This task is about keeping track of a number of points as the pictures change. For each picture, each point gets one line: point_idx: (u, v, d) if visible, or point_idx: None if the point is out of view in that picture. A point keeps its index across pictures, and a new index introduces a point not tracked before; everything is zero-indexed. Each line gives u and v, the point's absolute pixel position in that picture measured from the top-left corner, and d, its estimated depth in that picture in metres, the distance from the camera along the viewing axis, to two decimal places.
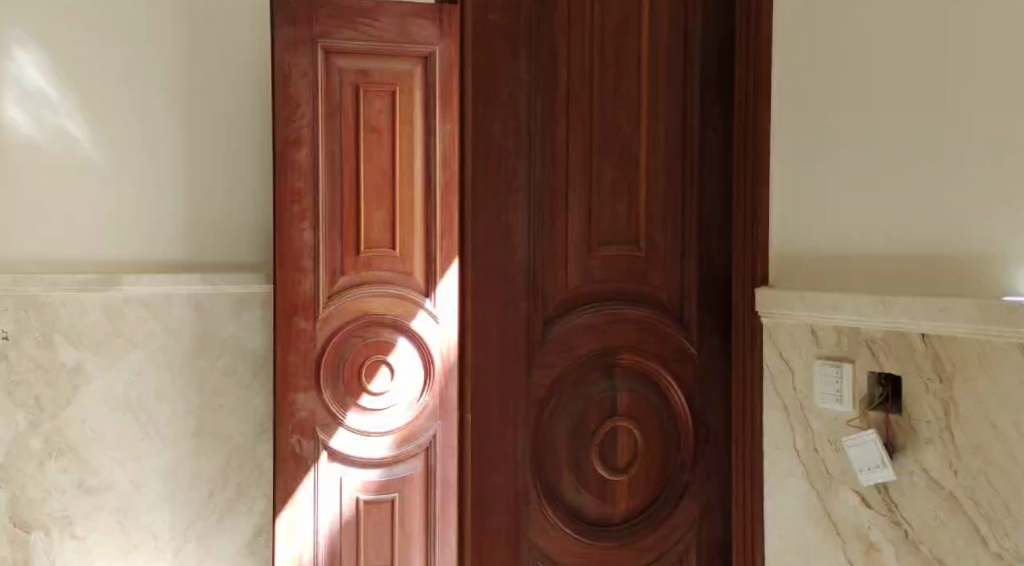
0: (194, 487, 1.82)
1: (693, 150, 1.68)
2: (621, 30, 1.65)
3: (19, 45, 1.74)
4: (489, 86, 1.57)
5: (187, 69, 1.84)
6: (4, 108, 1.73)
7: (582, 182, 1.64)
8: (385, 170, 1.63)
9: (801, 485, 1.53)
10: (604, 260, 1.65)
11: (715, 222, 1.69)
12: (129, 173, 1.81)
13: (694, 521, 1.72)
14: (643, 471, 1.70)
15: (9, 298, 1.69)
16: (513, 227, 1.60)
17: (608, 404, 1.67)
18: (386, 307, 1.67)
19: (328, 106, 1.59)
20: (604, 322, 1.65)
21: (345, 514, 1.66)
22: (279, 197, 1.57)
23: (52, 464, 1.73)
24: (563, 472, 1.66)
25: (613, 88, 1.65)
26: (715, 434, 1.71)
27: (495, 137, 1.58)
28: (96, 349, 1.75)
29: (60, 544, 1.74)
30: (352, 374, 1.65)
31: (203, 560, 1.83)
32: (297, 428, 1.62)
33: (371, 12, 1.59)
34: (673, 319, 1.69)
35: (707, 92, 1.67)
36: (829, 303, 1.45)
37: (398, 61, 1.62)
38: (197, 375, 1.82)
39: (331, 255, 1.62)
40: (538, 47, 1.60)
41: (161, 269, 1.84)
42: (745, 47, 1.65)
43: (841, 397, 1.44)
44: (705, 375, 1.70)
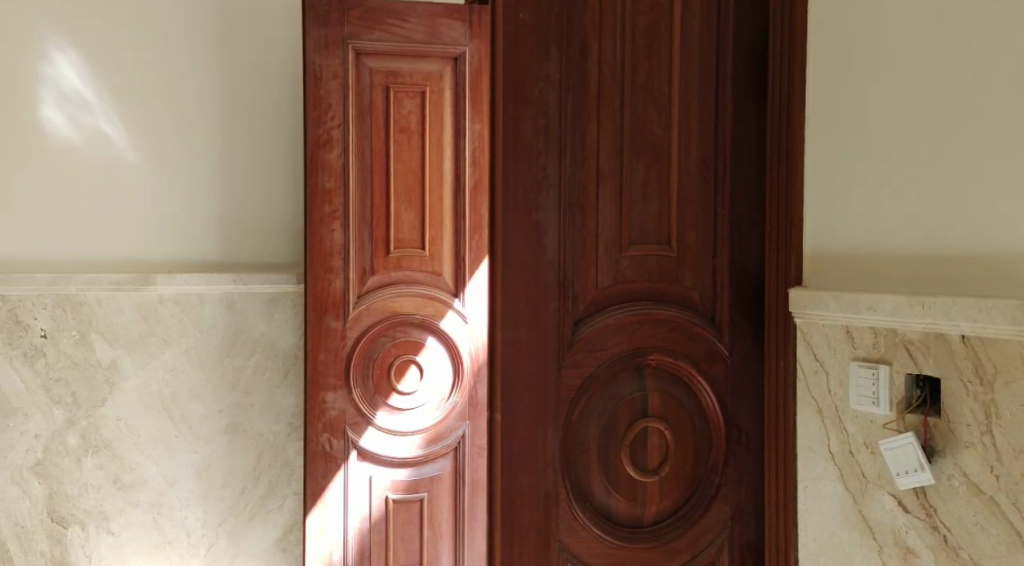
0: (225, 485, 1.84)
1: (725, 148, 1.66)
2: (651, 27, 1.64)
3: (58, 49, 1.78)
4: (519, 84, 1.59)
5: (220, 70, 1.86)
6: (44, 111, 1.78)
7: (613, 179, 1.64)
8: (414, 169, 1.59)
9: (835, 488, 1.51)
10: (633, 259, 1.65)
11: (748, 221, 1.67)
12: (164, 174, 1.84)
13: (725, 523, 1.70)
14: (673, 471, 1.68)
15: (47, 296, 1.73)
16: (543, 226, 1.61)
17: (638, 405, 1.67)
18: (415, 307, 1.61)
19: (359, 106, 1.57)
20: (633, 322, 1.65)
21: (374, 514, 1.62)
22: (311, 196, 1.55)
23: (88, 460, 1.76)
24: (592, 471, 1.66)
25: (644, 85, 1.64)
26: (747, 437, 1.69)
27: (525, 137, 1.60)
28: (131, 347, 1.78)
29: (95, 539, 1.77)
30: (381, 374, 1.61)
31: (236, 557, 1.85)
32: (329, 426, 1.59)
33: (401, 13, 1.56)
34: (705, 319, 1.68)
35: (739, 90, 1.66)
36: (865, 304, 1.43)
37: (427, 61, 1.58)
38: (228, 373, 1.84)
39: (360, 254, 1.59)
40: (568, 45, 1.61)
41: (194, 268, 1.87)
42: (779, 44, 1.63)
43: (877, 400, 1.42)
44: (736, 376, 1.68)
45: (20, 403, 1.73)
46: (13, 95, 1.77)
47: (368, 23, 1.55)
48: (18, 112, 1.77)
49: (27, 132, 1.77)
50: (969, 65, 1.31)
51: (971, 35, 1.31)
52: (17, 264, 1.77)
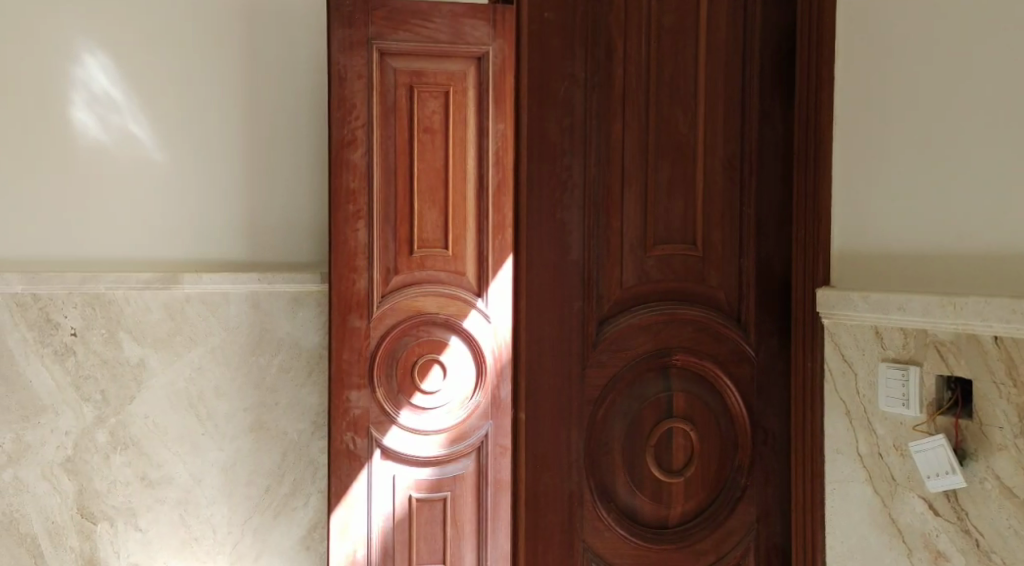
0: (251, 483, 1.85)
1: (752, 147, 1.65)
2: (676, 26, 1.63)
3: (88, 51, 1.81)
4: (545, 84, 1.58)
5: (245, 71, 1.88)
6: (74, 112, 1.81)
7: (638, 180, 1.63)
8: (437, 169, 1.63)
9: (864, 490, 1.49)
10: (659, 260, 1.63)
11: (775, 221, 1.65)
12: (191, 175, 1.86)
13: (750, 525, 1.68)
14: (699, 472, 1.67)
15: (77, 296, 1.75)
16: (568, 226, 1.60)
17: (664, 405, 1.65)
18: (438, 307, 1.68)
19: (383, 107, 1.59)
20: (657, 322, 1.63)
21: (397, 513, 1.68)
22: (335, 195, 1.57)
23: (117, 457, 1.79)
24: (617, 472, 1.65)
25: (669, 85, 1.63)
26: (774, 438, 1.67)
27: (550, 137, 1.59)
28: (158, 345, 1.80)
29: (124, 535, 1.79)
30: (404, 374, 1.65)
31: (261, 554, 1.87)
32: (352, 425, 1.61)
33: (426, 13, 1.60)
34: (730, 319, 1.66)
35: (765, 89, 1.64)
36: (895, 304, 1.40)
37: (451, 61, 1.63)
38: (253, 372, 1.85)
39: (384, 254, 1.62)
40: (594, 45, 1.60)
41: (220, 268, 1.88)
42: (806, 42, 1.61)
43: (908, 402, 1.40)
44: (763, 376, 1.67)
45: (51, 400, 1.76)
46: (43, 97, 1.79)
47: (393, 24, 1.57)
48: (49, 114, 1.80)
49: (58, 133, 1.80)
50: (1003, 62, 1.29)
51: (1004, 32, 1.29)
52: (47, 264, 1.80)
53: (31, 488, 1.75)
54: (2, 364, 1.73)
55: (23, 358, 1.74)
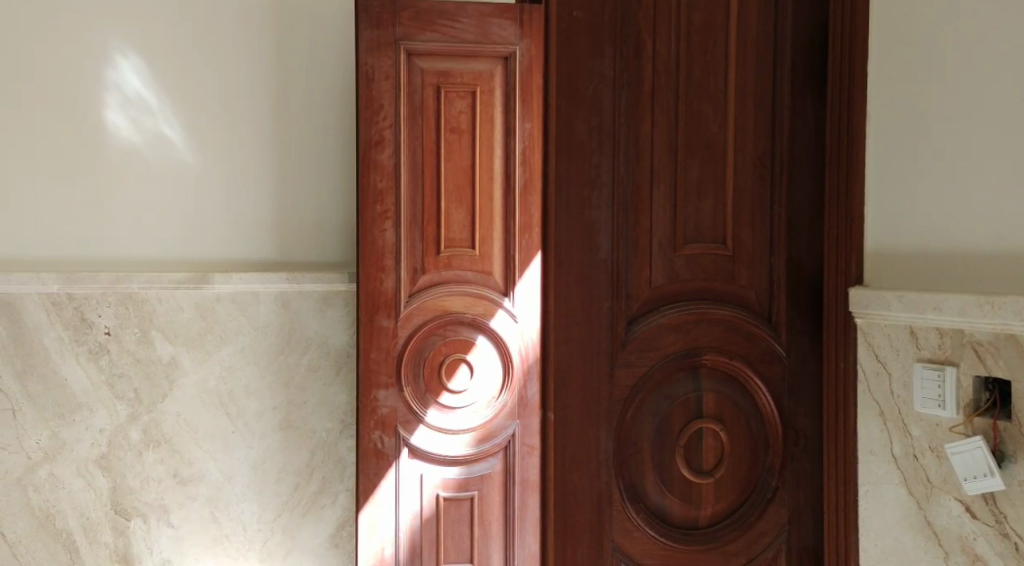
0: (280, 481, 1.87)
1: (784, 145, 1.62)
2: (706, 23, 1.61)
3: (121, 54, 1.84)
4: (574, 84, 1.58)
5: (275, 71, 1.89)
6: (107, 115, 1.84)
7: (667, 177, 1.62)
8: (464, 168, 1.60)
9: (898, 492, 1.47)
10: (689, 259, 1.62)
11: (806, 219, 1.61)
12: (221, 175, 1.88)
13: (782, 527, 1.65)
14: (730, 474, 1.64)
15: (112, 295, 1.78)
16: (597, 225, 1.60)
17: (693, 405, 1.63)
18: (465, 306, 1.63)
19: (411, 106, 1.58)
20: (686, 322, 1.62)
21: (425, 512, 1.64)
22: (363, 195, 1.57)
23: (149, 454, 1.81)
24: (646, 472, 1.64)
25: (699, 82, 1.61)
26: (807, 439, 1.64)
27: (579, 136, 1.59)
28: (190, 344, 1.82)
29: (156, 531, 1.82)
30: (432, 373, 1.64)
31: (291, 551, 1.88)
32: (380, 423, 1.62)
33: (452, 13, 1.58)
34: (762, 320, 1.63)
35: (797, 86, 1.61)
36: (929, 303, 1.39)
37: (478, 61, 1.60)
38: (282, 371, 1.87)
39: (411, 255, 1.61)
40: (623, 42, 1.59)
41: (249, 267, 1.90)
42: (840, 40, 1.59)
43: (944, 403, 1.38)
44: (795, 377, 1.63)
45: (85, 398, 1.79)
46: (78, 100, 1.83)
47: (419, 24, 1.57)
48: (84, 117, 1.83)
49: (93, 136, 1.84)
50: None
51: None
52: (83, 264, 1.83)
53: (67, 485, 1.78)
54: (39, 362, 1.77)
55: (58, 356, 1.77)
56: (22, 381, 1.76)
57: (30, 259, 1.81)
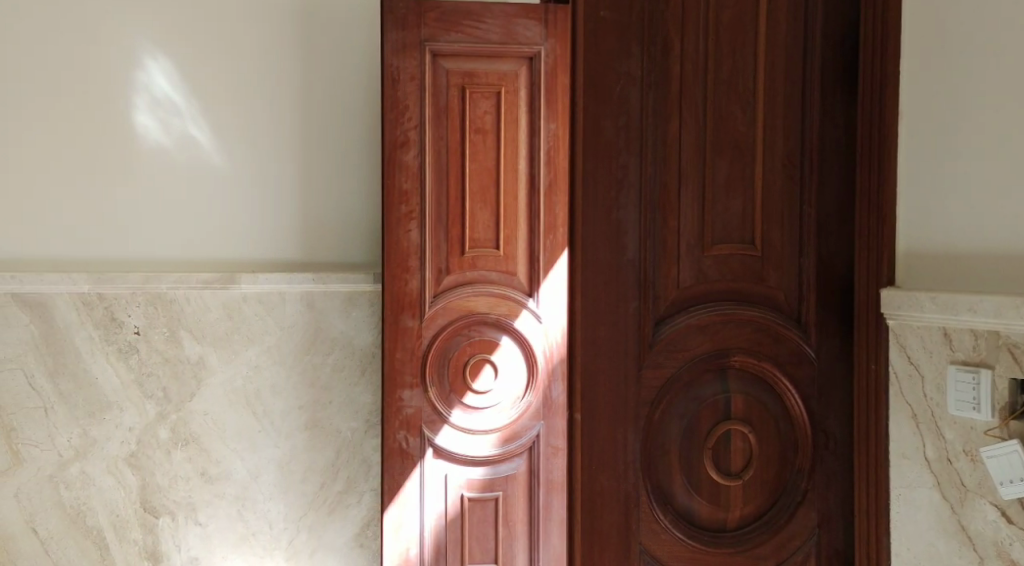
0: (306, 480, 1.88)
1: (813, 143, 1.49)
2: (735, 21, 1.49)
3: (150, 57, 1.86)
4: (600, 80, 1.47)
5: (302, 71, 1.91)
6: (137, 116, 1.86)
7: (695, 177, 1.49)
8: (488, 169, 1.72)
9: (931, 496, 1.42)
10: (718, 259, 1.49)
11: (836, 220, 1.49)
12: (249, 176, 1.90)
13: (813, 531, 1.51)
14: (758, 477, 1.51)
15: (141, 295, 1.80)
16: (625, 225, 1.47)
17: (721, 408, 1.51)
18: (489, 307, 1.75)
19: (436, 107, 1.69)
20: (714, 322, 1.49)
21: (449, 512, 1.76)
22: (389, 197, 1.67)
23: (177, 453, 1.83)
24: (673, 472, 1.51)
25: (727, 82, 1.49)
26: (835, 441, 1.51)
27: (606, 135, 1.47)
28: (217, 344, 1.84)
29: (184, 529, 1.84)
30: (456, 373, 1.75)
31: (316, 551, 1.89)
32: (405, 424, 1.72)
33: (476, 14, 1.68)
34: (789, 321, 1.50)
35: (828, 84, 1.48)
36: (965, 304, 1.34)
37: (503, 62, 1.71)
38: (307, 371, 1.88)
39: (436, 255, 1.72)
40: (650, 39, 1.48)
41: (275, 268, 1.91)
42: (870, 32, 1.47)
43: (979, 406, 1.34)
44: (824, 382, 1.50)
45: (116, 396, 1.81)
46: (108, 102, 1.85)
47: (446, 24, 1.67)
48: (114, 119, 1.86)
49: (123, 137, 1.86)
50: None
51: None
52: (114, 264, 1.86)
53: (97, 483, 1.80)
54: (70, 361, 1.79)
55: (89, 356, 1.79)
56: (54, 380, 1.78)
57: (62, 259, 1.84)
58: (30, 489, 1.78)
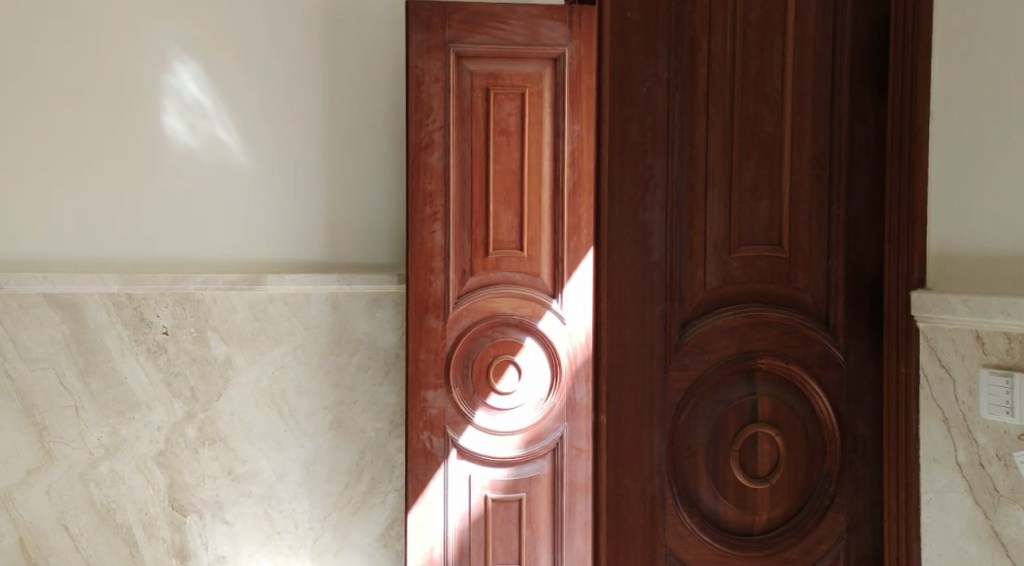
0: (331, 480, 1.90)
1: (841, 143, 1.42)
2: (763, 21, 1.43)
3: (179, 60, 1.89)
4: (626, 81, 1.43)
5: (328, 72, 1.93)
6: (166, 119, 1.89)
7: (723, 178, 1.44)
8: (512, 169, 1.75)
9: (962, 501, 1.35)
10: (744, 261, 1.44)
11: (865, 224, 1.42)
12: (275, 177, 1.92)
13: (840, 536, 1.45)
14: (787, 479, 1.46)
15: (169, 296, 1.83)
16: (650, 228, 1.44)
17: (748, 409, 1.45)
18: (513, 307, 1.78)
19: (460, 108, 1.73)
20: (744, 324, 1.44)
21: (473, 512, 1.78)
22: (414, 198, 1.72)
23: (205, 451, 1.85)
24: (699, 476, 1.46)
25: (754, 84, 1.44)
26: (865, 444, 1.45)
27: (633, 140, 1.44)
28: (243, 344, 1.86)
29: (211, 527, 1.86)
30: (480, 373, 1.78)
31: (340, 551, 1.90)
32: (429, 425, 1.76)
33: (501, 15, 1.71)
34: (818, 323, 1.44)
35: (856, 85, 1.41)
36: (998, 307, 1.28)
37: (527, 62, 1.73)
38: (332, 371, 1.89)
39: (460, 255, 1.75)
40: (676, 42, 1.44)
41: (301, 269, 1.94)
42: (902, 36, 1.39)
43: (1012, 410, 1.28)
44: (853, 386, 1.44)
45: (145, 396, 1.83)
46: (138, 105, 1.88)
47: (469, 27, 1.71)
48: (143, 121, 1.88)
49: (152, 139, 1.88)
50: None
51: None
52: (144, 264, 1.89)
53: (126, 480, 1.83)
54: (100, 361, 1.81)
55: (119, 356, 1.82)
56: (85, 379, 1.81)
57: (94, 260, 1.87)
58: (62, 487, 1.81)
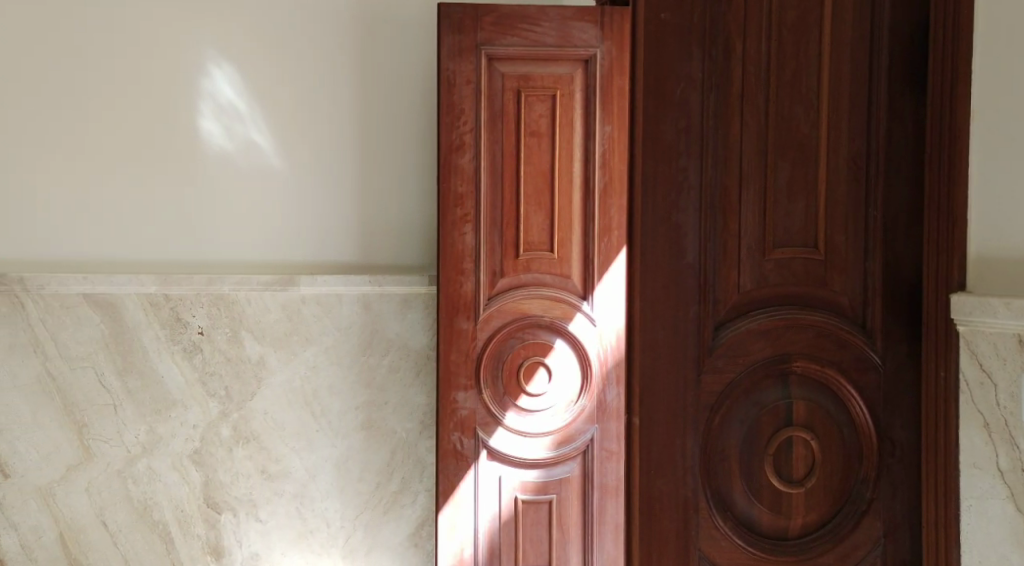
0: (363, 479, 1.93)
1: (879, 145, 1.30)
2: (799, 22, 1.32)
3: (215, 65, 1.92)
4: (659, 81, 1.32)
5: (362, 77, 1.97)
6: (202, 123, 1.92)
7: (758, 181, 1.33)
8: (543, 171, 1.75)
9: (1004, 509, 1.14)
10: (779, 264, 1.32)
11: (904, 226, 1.29)
12: (308, 180, 1.96)
13: (876, 544, 1.32)
14: (823, 486, 1.34)
15: (204, 297, 1.86)
16: (683, 230, 1.33)
17: (783, 412, 1.33)
18: (543, 308, 1.79)
19: (491, 112, 1.73)
20: (779, 327, 1.32)
21: (503, 512, 1.79)
22: (444, 201, 1.72)
23: (239, 450, 1.88)
24: (733, 480, 1.34)
25: (790, 84, 1.32)
26: (903, 450, 1.31)
27: (665, 141, 1.33)
28: (277, 344, 1.89)
29: (245, 525, 1.89)
30: (510, 374, 1.79)
31: (371, 549, 1.94)
32: (459, 426, 1.76)
33: (533, 18, 1.72)
34: (855, 326, 1.32)
35: (896, 86, 1.29)
36: None
37: (558, 65, 1.74)
38: (363, 371, 1.93)
39: (490, 258, 1.75)
40: (711, 42, 1.33)
41: (333, 270, 1.98)
42: (941, 27, 1.24)
43: None
44: (893, 396, 1.31)
45: (180, 395, 1.86)
46: (174, 107, 1.91)
47: (500, 28, 1.71)
48: (180, 124, 1.91)
49: (189, 142, 1.91)
50: None
51: None
52: (181, 266, 1.92)
53: (163, 478, 1.86)
54: (137, 361, 1.84)
55: (156, 355, 1.85)
56: (123, 378, 1.84)
57: (133, 261, 1.90)
58: (100, 484, 1.84)
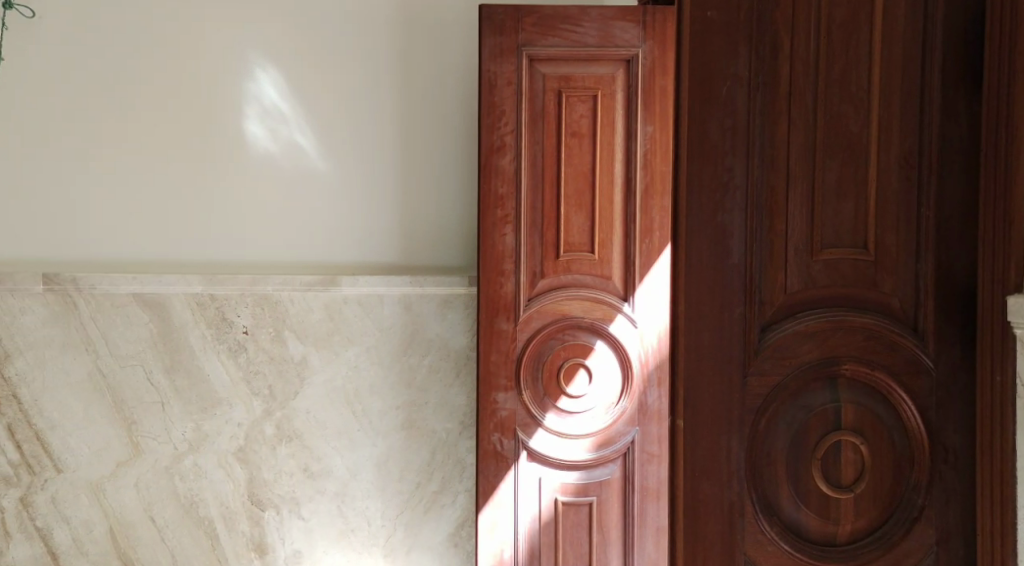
0: (403, 479, 1.94)
1: (932, 145, 1.25)
2: (850, 19, 1.27)
3: (260, 68, 1.95)
4: (705, 80, 1.27)
5: (403, 81, 1.98)
6: (248, 126, 1.95)
7: (805, 179, 1.29)
8: (584, 172, 1.74)
9: None
10: (828, 264, 1.28)
11: (959, 225, 1.24)
12: (350, 183, 1.98)
13: (931, 551, 1.26)
14: (873, 491, 1.29)
15: (249, 297, 1.89)
16: (729, 230, 1.27)
17: (831, 417, 1.28)
18: (584, 310, 1.78)
19: (532, 113, 1.73)
20: (827, 328, 1.27)
21: (543, 513, 1.79)
22: (485, 202, 1.73)
23: (282, 448, 1.91)
24: (781, 486, 1.29)
25: (839, 81, 1.28)
26: (957, 456, 1.25)
27: (712, 140, 1.27)
28: (319, 344, 1.91)
29: (288, 522, 1.91)
30: (550, 375, 1.78)
31: (411, 549, 1.95)
32: (499, 426, 1.76)
33: (574, 18, 1.71)
34: (906, 329, 1.27)
35: (949, 80, 1.23)
36: None
37: (599, 65, 1.73)
38: (405, 371, 1.94)
39: (531, 259, 1.75)
40: (760, 39, 1.27)
41: (375, 271, 1.99)
42: (999, 22, 1.19)
43: None
44: (946, 401, 1.25)
45: (225, 394, 1.89)
46: (221, 110, 1.94)
47: (542, 29, 1.71)
48: (227, 127, 1.94)
49: (234, 144, 1.95)
50: None
51: None
52: (227, 266, 1.95)
53: (209, 475, 1.89)
54: (185, 359, 1.88)
55: (202, 354, 1.88)
56: (171, 376, 1.88)
57: (181, 262, 1.94)
58: (148, 480, 1.87)
